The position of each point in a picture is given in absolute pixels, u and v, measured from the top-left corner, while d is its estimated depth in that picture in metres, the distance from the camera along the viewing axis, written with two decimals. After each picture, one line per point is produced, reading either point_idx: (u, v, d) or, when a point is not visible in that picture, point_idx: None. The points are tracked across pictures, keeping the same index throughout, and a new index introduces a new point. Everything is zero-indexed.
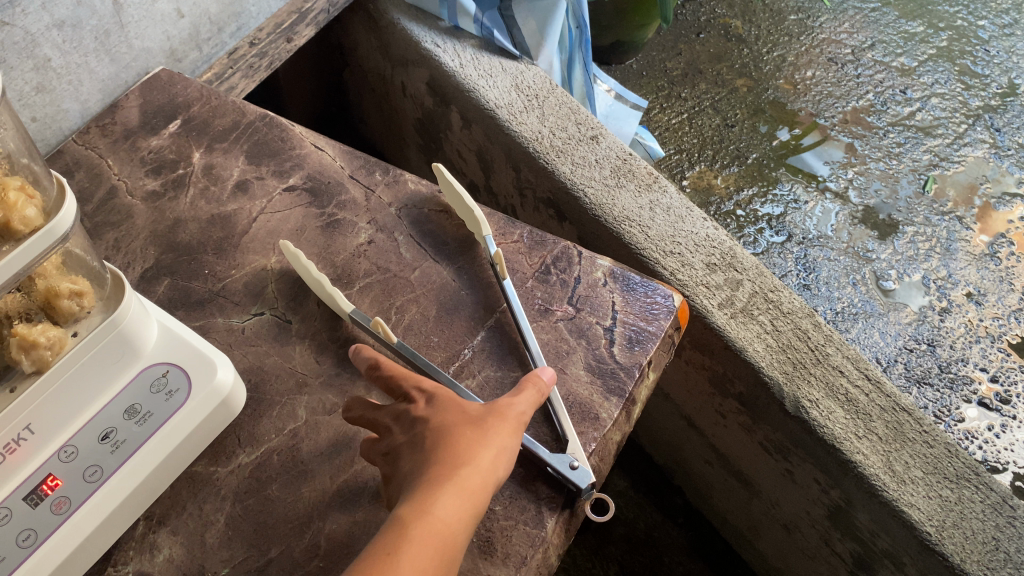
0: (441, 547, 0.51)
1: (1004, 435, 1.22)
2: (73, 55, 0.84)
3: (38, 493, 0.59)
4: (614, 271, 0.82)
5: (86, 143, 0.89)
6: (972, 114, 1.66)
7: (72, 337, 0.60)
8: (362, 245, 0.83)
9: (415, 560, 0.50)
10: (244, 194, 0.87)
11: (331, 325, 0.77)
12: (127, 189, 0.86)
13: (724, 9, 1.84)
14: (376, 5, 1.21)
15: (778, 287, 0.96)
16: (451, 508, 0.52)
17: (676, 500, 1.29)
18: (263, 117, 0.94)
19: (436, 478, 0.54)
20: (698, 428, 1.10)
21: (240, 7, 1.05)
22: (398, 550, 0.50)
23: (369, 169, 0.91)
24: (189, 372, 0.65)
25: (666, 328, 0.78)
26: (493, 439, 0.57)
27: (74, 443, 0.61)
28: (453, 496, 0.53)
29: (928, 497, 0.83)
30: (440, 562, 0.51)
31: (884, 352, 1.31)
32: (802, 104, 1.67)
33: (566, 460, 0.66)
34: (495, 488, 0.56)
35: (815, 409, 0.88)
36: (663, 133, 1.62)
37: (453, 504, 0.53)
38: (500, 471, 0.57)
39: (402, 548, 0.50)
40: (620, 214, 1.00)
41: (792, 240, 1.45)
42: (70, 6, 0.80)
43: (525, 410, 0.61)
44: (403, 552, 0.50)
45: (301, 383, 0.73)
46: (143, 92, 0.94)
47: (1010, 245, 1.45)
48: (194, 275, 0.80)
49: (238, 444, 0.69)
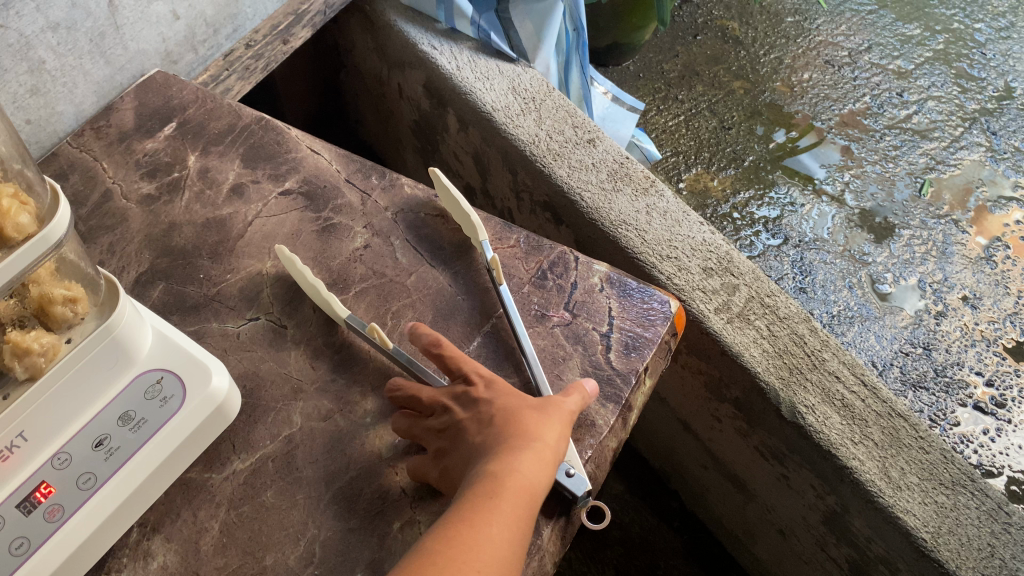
0: (526, 502, 0.58)
1: (999, 439, 1.22)
2: (67, 57, 0.84)
3: (32, 501, 0.59)
4: (611, 277, 0.82)
5: (80, 146, 0.89)
6: (968, 117, 1.66)
7: (66, 343, 0.59)
8: (358, 250, 0.83)
9: (505, 509, 0.57)
10: (239, 197, 0.87)
11: (327, 331, 0.77)
12: (122, 193, 0.86)
13: (721, 11, 1.84)
14: (373, 7, 1.21)
15: (774, 292, 0.96)
16: (532, 470, 0.60)
17: (672, 504, 1.29)
18: (258, 120, 0.94)
19: (515, 445, 0.61)
20: (694, 432, 1.10)
21: (236, 9, 1.04)
22: (491, 500, 0.57)
23: (365, 173, 0.91)
24: (184, 379, 0.65)
25: (662, 334, 0.78)
26: (556, 422, 0.64)
27: (68, 450, 0.61)
28: (532, 460, 0.60)
29: (924, 504, 0.83)
30: (526, 513, 0.58)
31: (880, 355, 1.31)
32: (799, 106, 1.67)
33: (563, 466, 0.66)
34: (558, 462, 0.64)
35: (811, 414, 0.88)
36: (659, 135, 1.62)
37: (532, 467, 0.60)
38: (565, 445, 0.64)
39: (494, 499, 0.57)
40: (617, 218, 1.00)
41: (789, 243, 1.45)
42: (65, 8, 0.80)
43: (576, 402, 0.67)
44: (496, 502, 0.57)
45: (296, 389, 0.73)
46: (138, 95, 0.94)
47: (1006, 249, 1.46)
48: (189, 279, 0.80)
49: (233, 450, 0.69)
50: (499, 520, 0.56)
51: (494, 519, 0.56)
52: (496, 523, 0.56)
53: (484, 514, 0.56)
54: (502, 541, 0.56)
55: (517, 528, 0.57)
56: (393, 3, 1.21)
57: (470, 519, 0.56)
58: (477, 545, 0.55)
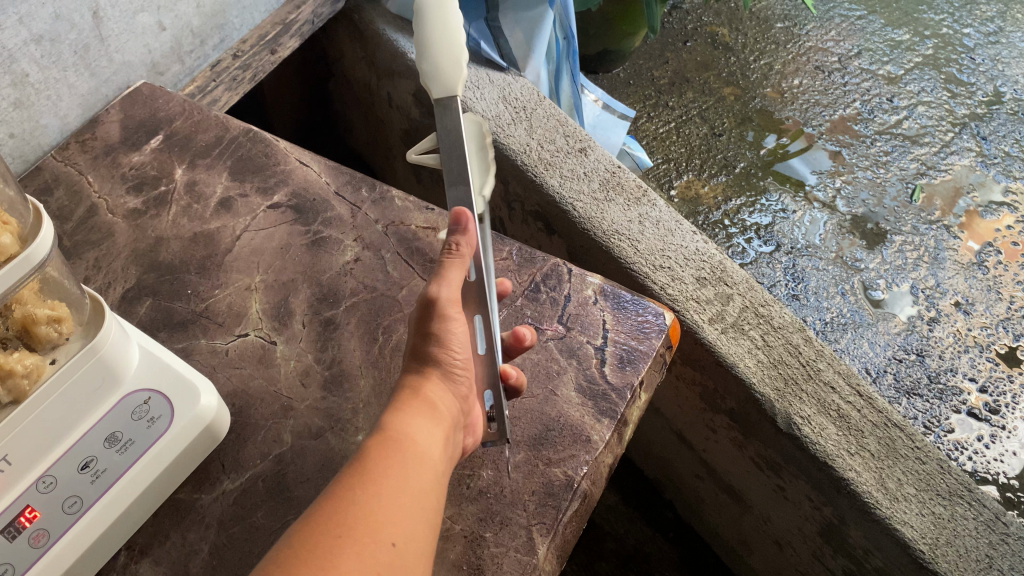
0: (412, 449, 0.53)
1: (994, 446, 1.22)
2: (52, 70, 0.82)
3: (16, 526, 0.56)
4: (605, 289, 0.81)
5: (65, 160, 0.87)
6: (958, 122, 1.66)
7: (51, 364, 0.57)
8: (348, 264, 0.82)
9: (389, 467, 0.51)
10: (228, 211, 0.86)
11: (318, 346, 0.76)
12: (107, 207, 0.84)
13: (711, 16, 1.84)
14: (361, 15, 1.20)
15: (768, 302, 0.95)
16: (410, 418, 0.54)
17: (666, 514, 1.28)
18: (247, 132, 0.93)
19: (394, 407, 0.56)
20: (689, 443, 1.09)
21: (223, 19, 1.03)
22: (369, 464, 0.51)
23: (355, 185, 0.90)
24: (171, 399, 0.64)
25: (657, 347, 0.77)
26: (441, 339, 0.58)
27: (53, 472, 0.59)
28: (412, 415, 0.55)
29: (921, 515, 0.82)
30: (412, 466, 0.52)
31: (874, 362, 1.31)
32: (789, 112, 1.67)
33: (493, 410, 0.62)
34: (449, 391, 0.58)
35: (807, 425, 0.87)
36: (650, 142, 1.61)
37: (408, 423, 0.54)
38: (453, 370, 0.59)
39: (375, 461, 0.51)
40: (609, 228, 0.99)
41: (781, 250, 1.44)
42: (49, 20, 0.78)
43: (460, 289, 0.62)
44: (377, 462, 0.51)
45: (286, 407, 0.72)
46: (124, 107, 0.93)
47: (997, 254, 1.46)
48: (176, 295, 0.78)
49: (222, 470, 0.68)
50: (379, 480, 0.50)
51: (377, 478, 0.50)
52: (380, 481, 0.50)
53: (366, 476, 0.50)
54: (388, 499, 0.49)
55: (409, 485, 0.51)
56: (382, 11, 1.20)
57: (347, 486, 0.50)
58: (366, 509, 0.48)
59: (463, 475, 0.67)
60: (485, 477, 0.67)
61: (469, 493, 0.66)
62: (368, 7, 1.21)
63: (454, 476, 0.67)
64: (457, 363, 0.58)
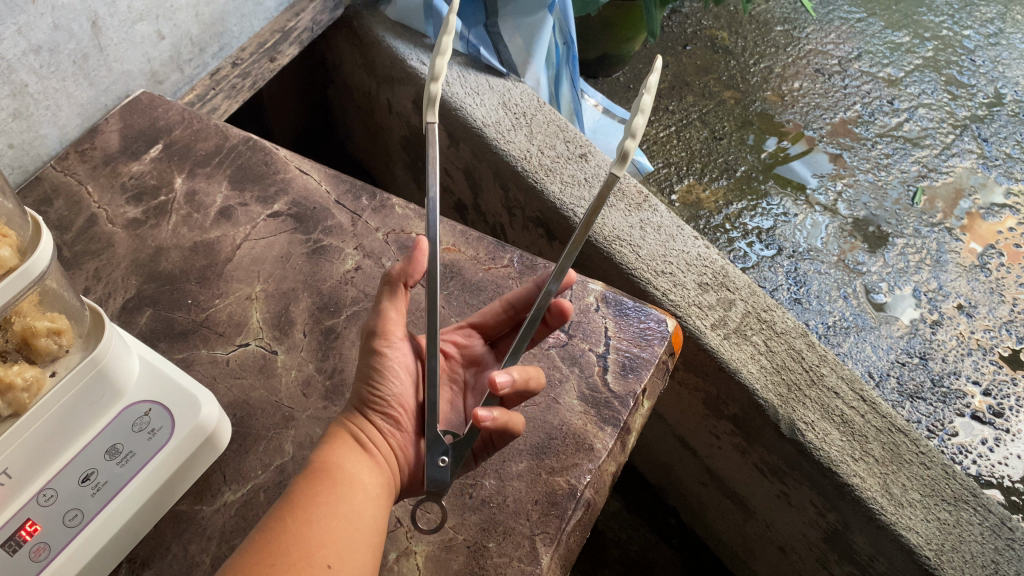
0: (341, 481, 0.56)
1: (998, 449, 1.21)
2: (50, 80, 0.82)
3: (16, 539, 0.56)
4: (607, 296, 0.81)
5: (65, 170, 0.87)
6: (959, 124, 1.66)
7: (51, 377, 0.57)
8: (349, 272, 0.82)
9: (319, 498, 0.55)
10: (228, 220, 0.85)
11: (318, 356, 0.76)
12: (107, 217, 0.84)
13: (710, 20, 1.84)
14: (361, 22, 1.20)
15: (770, 307, 0.95)
16: (342, 454, 0.58)
17: (670, 520, 1.28)
18: (246, 140, 0.93)
19: (325, 446, 0.60)
20: (692, 449, 1.09)
21: (222, 27, 1.03)
22: (299, 497, 0.55)
23: (355, 193, 0.90)
24: (172, 410, 0.64)
25: (660, 354, 0.77)
26: (370, 374, 0.62)
27: (54, 485, 0.58)
28: (341, 450, 0.58)
29: (926, 520, 0.82)
30: (342, 496, 0.55)
31: (877, 366, 1.30)
32: (790, 115, 1.67)
33: (436, 451, 0.59)
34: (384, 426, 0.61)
35: (810, 431, 0.87)
36: (651, 146, 1.61)
37: (340, 458, 0.58)
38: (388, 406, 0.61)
39: (302, 494, 0.55)
40: (610, 233, 0.98)
41: (783, 254, 1.44)
42: (47, 30, 0.78)
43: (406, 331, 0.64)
44: (305, 494, 0.55)
45: (287, 417, 0.71)
46: (124, 116, 0.93)
47: (1000, 256, 1.45)
48: (177, 305, 0.78)
49: (223, 481, 0.68)
50: (306, 510, 0.54)
51: (307, 509, 0.54)
52: (309, 511, 0.54)
53: (297, 507, 0.54)
54: (317, 527, 0.53)
55: (339, 511, 0.54)
56: (381, 18, 1.20)
57: (280, 519, 0.53)
58: (297, 538, 0.52)
59: (466, 485, 0.67)
60: (488, 486, 0.67)
61: (471, 503, 0.66)
62: (367, 14, 1.21)
63: (457, 485, 0.67)
64: (388, 397, 0.61)
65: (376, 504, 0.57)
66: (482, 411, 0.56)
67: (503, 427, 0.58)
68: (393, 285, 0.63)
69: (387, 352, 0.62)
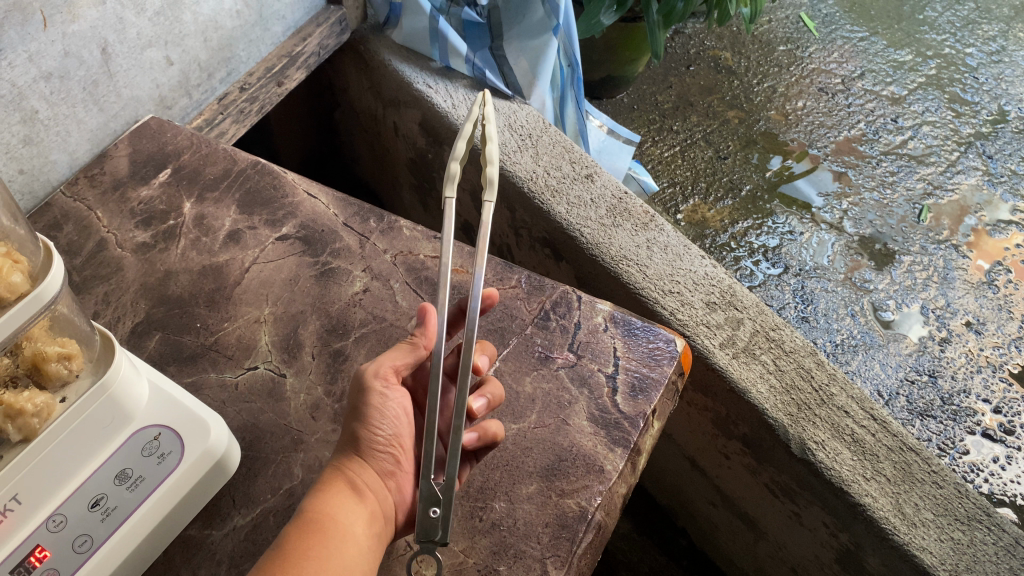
0: (333, 532, 0.55)
1: (1010, 467, 1.20)
2: (61, 106, 0.83)
3: (26, 565, 0.56)
4: (615, 316, 0.81)
5: (74, 195, 0.88)
6: (963, 141, 1.67)
7: (61, 402, 0.56)
8: (357, 294, 0.82)
9: (333, 534, 0.55)
10: (236, 243, 0.86)
11: (328, 379, 0.76)
12: (116, 241, 0.85)
13: (713, 41, 1.85)
14: (367, 47, 1.21)
15: (779, 326, 0.95)
16: (336, 504, 0.57)
17: (680, 541, 1.27)
18: (254, 164, 0.94)
19: (319, 494, 0.58)
20: (702, 469, 1.08)
21: (230, 53, 1.04)
22: (293, 542, 0.54)
23: (363, 216, 0.90)
24: (182, 435, 0.63)
25: (669, 374, 0.77)
26: (367, 416, 0.61)
27: (63, 511, 0.58)
28: (335, 499, 0.57)
29: (941, 541, 0.81)
30: (331, 545, 0.54)
31: (886, 384, 1.29)
32: (794, 134, 1.67)
33: (428, 502, 0.58)
34: (381, 482, 0.60)
35: (821, 450, 0.86)
36: (655, 166, 1.61)
37: (339, 507, 0.57)
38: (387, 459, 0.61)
39: (315, 530, 0.55)
40: (617, 254, 0.98)
41: (789, 272, 1.44)
42: (57, 57, 0.79)
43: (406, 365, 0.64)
44: (316, 530, 0.55)
45: (296, 441, 0.71)
46: (132, 141, 0.93)
47: (1007, 273, 1.45)
48: (186, 328, 0.78)
49: (233, 505, 0.67)
50: (306, 547, 0.54)
51: (325, 542, 0.54)
52: (301, 566, 0.52)
53: (312, 540, 0.54)
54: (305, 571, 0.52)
55: (331, 563, 0.53)
56: (387, 42, 1.22)
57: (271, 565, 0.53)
58: None
59: (476, 508, 0.67)
60: (498, 509, 0.67)
61: (482, 526, 0.66)
62: (373, 39, 1.22)
63: (468, 508, 0.66)
64: (385, 439, 0.61)
65: (372, 561, 0.56)
66: (469, 435, 0.62)
67: (493, 441, 0.63)
68: (416, 346, 0.64)
69: (384, 395, 0.62)
